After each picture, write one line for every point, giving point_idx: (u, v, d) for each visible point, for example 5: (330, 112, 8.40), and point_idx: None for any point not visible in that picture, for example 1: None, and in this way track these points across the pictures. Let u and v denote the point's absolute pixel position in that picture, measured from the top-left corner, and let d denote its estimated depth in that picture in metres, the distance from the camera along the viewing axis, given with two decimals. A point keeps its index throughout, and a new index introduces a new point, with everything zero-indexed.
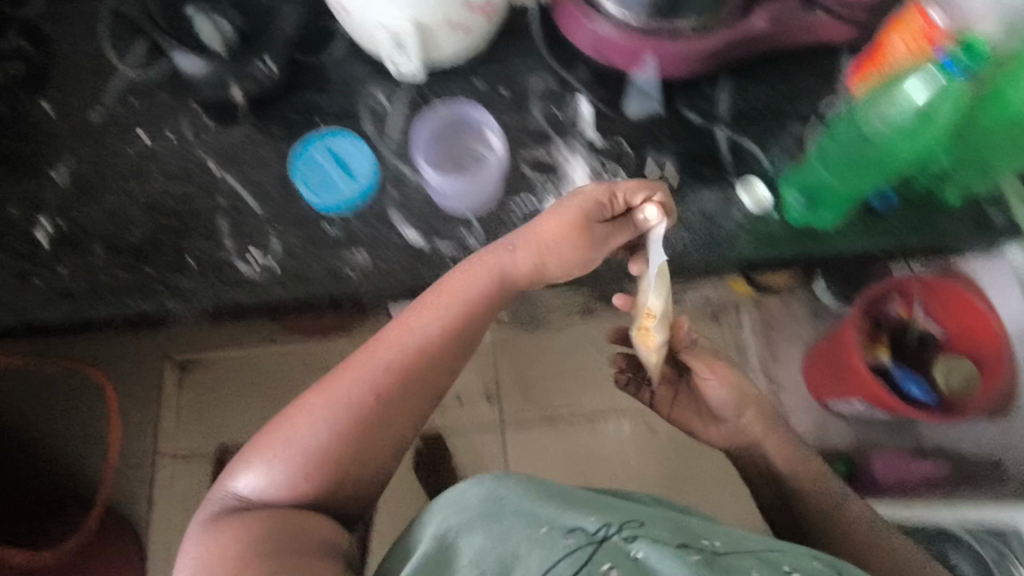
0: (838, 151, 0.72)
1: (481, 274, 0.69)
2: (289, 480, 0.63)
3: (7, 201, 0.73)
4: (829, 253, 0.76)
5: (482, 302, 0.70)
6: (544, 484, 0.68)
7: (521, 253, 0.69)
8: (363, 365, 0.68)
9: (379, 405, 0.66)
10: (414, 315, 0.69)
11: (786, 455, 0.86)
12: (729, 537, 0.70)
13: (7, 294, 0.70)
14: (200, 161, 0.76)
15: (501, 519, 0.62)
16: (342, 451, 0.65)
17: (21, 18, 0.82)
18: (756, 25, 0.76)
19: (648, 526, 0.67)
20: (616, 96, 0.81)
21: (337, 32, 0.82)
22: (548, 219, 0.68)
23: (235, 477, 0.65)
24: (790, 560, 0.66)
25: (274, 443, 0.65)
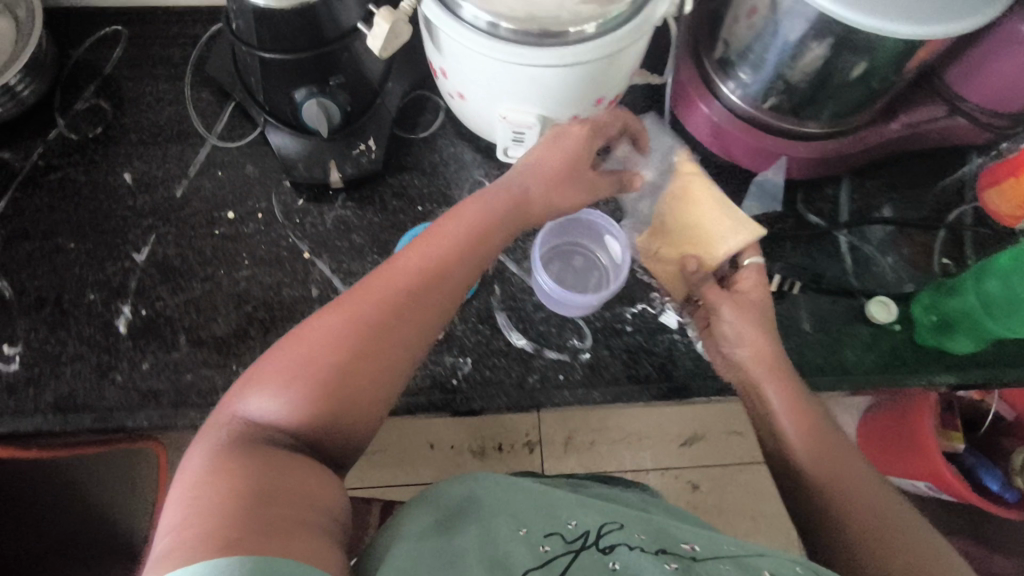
0: (1004, 290, 0.62)
1: (490, 208, 0.56)
2: (309, 403, 0.45)
3: (86, 284, 0.68)
4: (965, 381, 0.70)
5: (492, 232, 0.56)
6: (526, 492, 0.55)
7: (525, 178, 0.59)
8: (378, 287, 0.49)
9: (388, 330, 0.48)
10: (425, 244, 0.53)
11: (817, 442, 0.58)
12: (708, 539, 0.53)
13: (85, 391, 0.64)
14: (292, 246, 0.71)
15: (481, 526, 0.50)
16: (365, 388, 0.47)
17: (101, 76, 0.76)
18: (896, 129, 0.70)
19: (629, 530, 0.52)
20: (732, 192, 0.76)
21: (438, 108, 0.78)
22: (570, 132, 0.60)
23: (239, 402, 0.45)
24: (769, 565, 0.49)
25: (291, 367, 0.46)
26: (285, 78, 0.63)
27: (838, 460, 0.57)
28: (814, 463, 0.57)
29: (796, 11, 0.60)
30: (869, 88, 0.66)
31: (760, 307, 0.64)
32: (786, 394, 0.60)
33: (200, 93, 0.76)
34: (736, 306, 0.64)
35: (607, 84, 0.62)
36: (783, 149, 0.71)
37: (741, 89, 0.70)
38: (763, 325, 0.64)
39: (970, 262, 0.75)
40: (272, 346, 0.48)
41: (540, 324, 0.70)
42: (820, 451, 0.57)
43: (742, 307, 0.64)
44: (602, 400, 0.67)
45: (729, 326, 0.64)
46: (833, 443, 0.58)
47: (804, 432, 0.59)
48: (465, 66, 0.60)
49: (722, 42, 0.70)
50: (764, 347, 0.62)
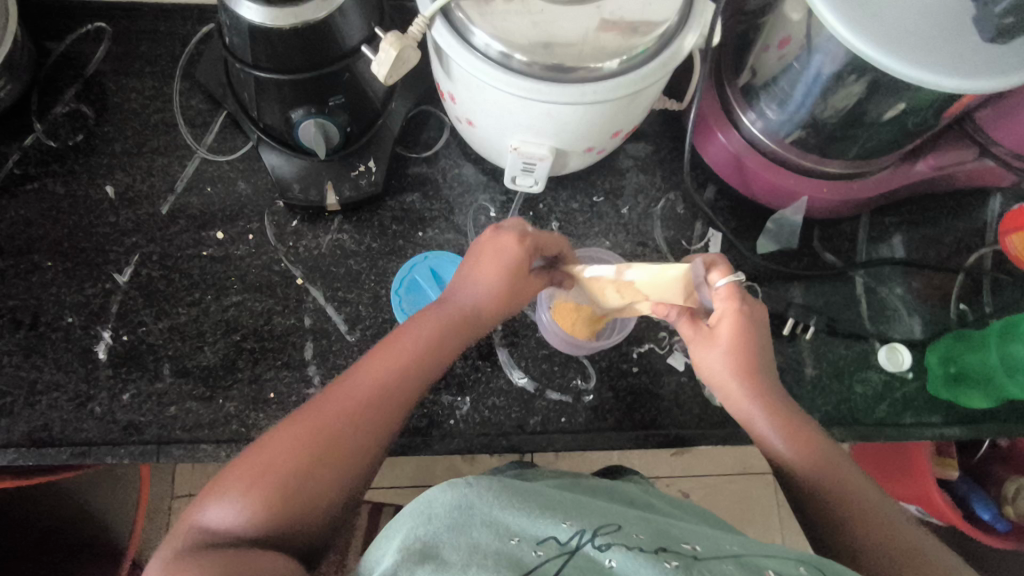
0: None
1: (441, 319, 0.55)
2: (266, 509, 0.43)
3: (64, 306, 0.64)
4: (976, 433, 0.68)
5: (450, 338, 0.54)
6: (516, 485, 0.50)
7: (471, 288, 0.56)
8: (340, 394, 0.49)
9: (347, 434, 0.47)
10: (388, 350, 0.52)
11: (805, 444, 0.55)
12: (709, 540, 0.49)
13: (62, 422, 0.61)
14: (284, 271, 0.67)
15: (471, 532, 0.44)
16: (321, 492, 0.45)
17: (82, 78, 0.72)
18: (922, 170, 0.67)
19: (627, 531, 0.48)
20: (747, 227, 0.73)
21: (443, 126, 0.74)
22: (512, 242, 0.57)
23: (197, 513, 0.43)
24: (773, 565, 0.46)
25: (248, 474, 0.44)
26: (282, 97, 0.59)
27: (834, 471, 0.54)
28: (807, 474, 0.54)
29: (826, 47, 0.57)
30: (900, 129, 0.63)
31: (738, 342, 0.57)
32: (768, 413, 0.56)
33: (189, 100, 0.72)
34: (701, 347, 0.59)
35: (626, 120, 0.59)
36: (808, 191, 0.67)
37: (762, 120, 0.67)
38: (739, 356, 0.57)
39: (987, 308, 0.72)
40: (234, 457, 0.46)
41: (544, 362, 0.67)
42: (817, 468, 0.54)
43: (715, 347, 0.58)
44: (605, 444, 0.65)
45: (705, 359, 0.59)
46: (814, 441, 0.56)
47: (796, 446, 0.55)
48: (476, 95, 0.57)
49: (748, 71, 0.67)
50: (743, 372, 0.57)
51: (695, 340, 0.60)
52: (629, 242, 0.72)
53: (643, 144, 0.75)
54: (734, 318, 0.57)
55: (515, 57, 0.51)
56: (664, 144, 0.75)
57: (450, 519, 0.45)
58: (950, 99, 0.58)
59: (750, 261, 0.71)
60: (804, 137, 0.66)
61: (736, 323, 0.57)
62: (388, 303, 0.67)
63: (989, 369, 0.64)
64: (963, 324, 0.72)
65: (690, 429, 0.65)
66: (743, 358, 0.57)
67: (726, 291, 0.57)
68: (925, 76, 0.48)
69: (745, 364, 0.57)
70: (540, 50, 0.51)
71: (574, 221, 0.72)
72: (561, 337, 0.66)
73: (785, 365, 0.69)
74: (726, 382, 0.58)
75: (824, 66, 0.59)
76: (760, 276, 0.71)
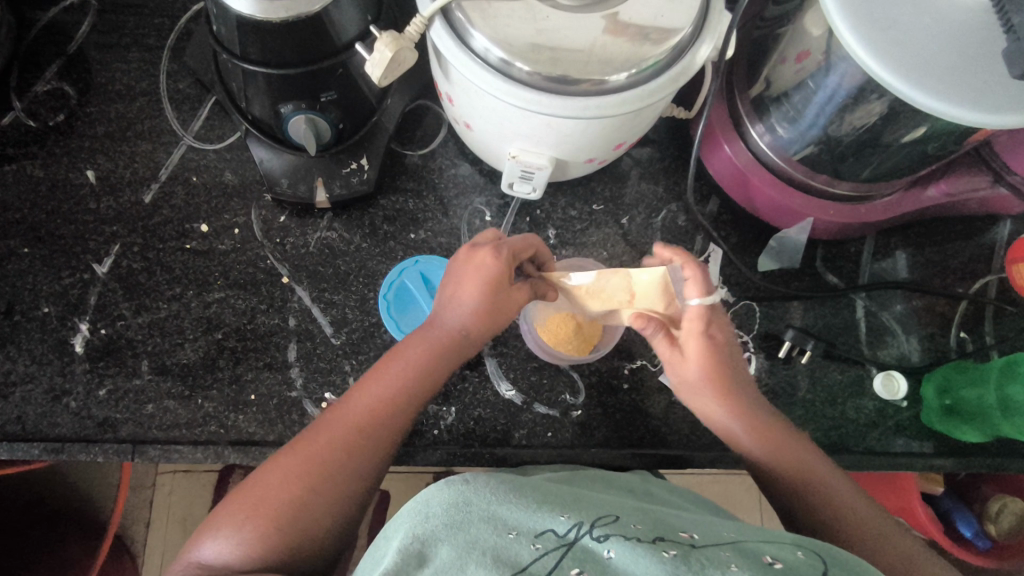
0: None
1: (423, 347, 0.55)
2: (252, 543, 0.45)
3: (40, 295, 0.62)
4: (967, 465, 0.67)
5: (434, 366, 0.54)
6: (513, 480, 0.49)
7: (453, 309, 0.55)
8: (329, 426, 0.51)
9: (329, 466, 0.49)
10: (370, 381, 0.53)
11: (790, 454, 0.56)
12: (708, 528, 0.49)
13: (36, 416, 0.59)
14: (270, 269, 0.65)
15: (468, 529, 0.43)
16: (305, 522, 0.47)
17: (65, 55, 0.69)
18: (932, 196, 0.65)
19: (624, 521, 0.47)
20: (749, 244, 0.71)
21: (441, 122, 0.71)
22: (485, 261, 0.55)
23: (194, 549, 0.47)
24: (770, 549, 0.45)
25: (237, 510, 0.47)
26: (272, 90, 0.56)
27: (797, 460, 0.56)
28: (777, 467, 0.55)
29: (840, 67, 0.55)
30: (914, 154, 0.60)
31: (710, 353, 0.57)
32: (741, 420, 0.57)
33: (176, 83, 0.69)
34: (676, 366, 0.58)
35: (631, 132, 0.57)
36: (813, 212, 0.65)
37: (770, 135, 0.64)
38: (717, 369, 0.57)
39: (988, 337, 0.71)
40: (230, 490, 0.50)
41: (533, 374, 0.65)
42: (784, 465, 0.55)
43: (687, 362, 0.58)
44: (591, 462, 0.64)
45: (679, 372, 0.58)
46: (782, 436, 0.57)
47: (777, 457, 0.56)
48: (474, 100, 0.54)
49: (761, 82, 0.64)
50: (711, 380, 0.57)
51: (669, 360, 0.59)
52: (627, 253, 0.70)
53: (647, 151, 0.73)
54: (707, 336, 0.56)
55: (515, 65, 0.48)
56: (668, 152, 0.73)
57: (447, 517, 0.44)
58: (969, 128, 0.56)
59: (749, 279, 0.70)
60: (815, 155, 0.64)
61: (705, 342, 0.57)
62: (376, 307, 0.65)
63: (985, 406, 0.63)
64: (962, 352, 0.70)
65: (678, 450, 0.64)
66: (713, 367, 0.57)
67: (697, 312, 0.56)
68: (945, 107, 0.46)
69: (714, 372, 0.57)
70: (543, 59, 0.48)
71: (572, 228, 0.70)
72: (547, 350, 0.64)
73: (779, 388, 0.67)
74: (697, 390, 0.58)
75: (839, 85, 0.56)
76: (759, 294, 0.69)
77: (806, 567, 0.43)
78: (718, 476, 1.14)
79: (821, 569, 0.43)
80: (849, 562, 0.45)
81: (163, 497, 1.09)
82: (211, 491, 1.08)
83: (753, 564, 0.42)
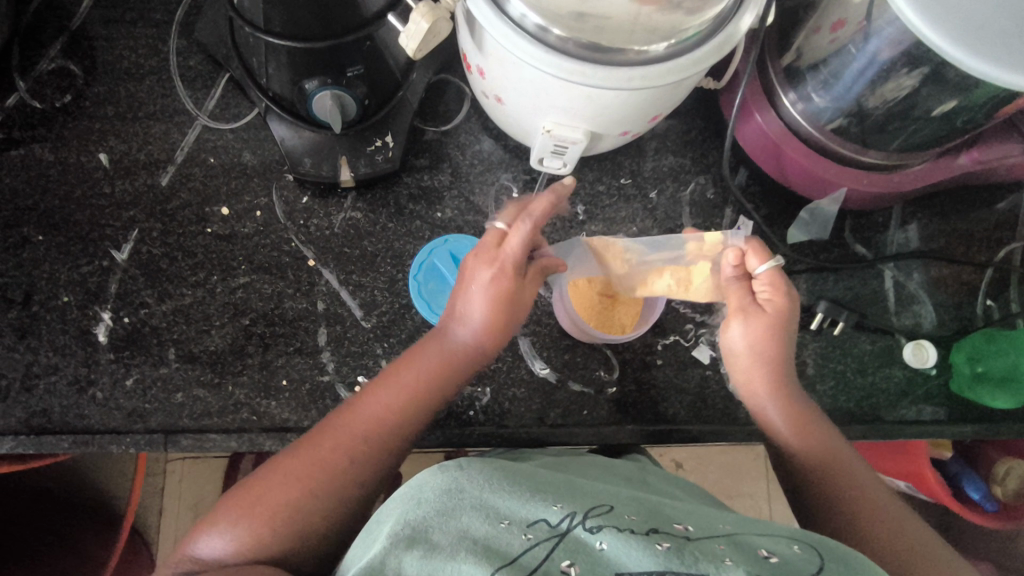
0: None
1: (432, 359, 0.53)
2: (251, 539, 0.44)
3: (58, 284, 0.60)
4: (994, 432, 0.68)
5: (442, 380, 0.53)
6: (507, 468, 0.48)
7: (462, 319, 0.54)
8: (336, 432, 0.49)
9: (335, 471, 0.48)
10: (379, 389, 0.52)
11: (808, 427, 0.56)
12: (702, 519, 0.47)
13: (62, 408, 0.58)
14: (295, 252, 0.63)
15: (458, 517, 0.42)
16: (304, 522, 0.46)
17: (68, 31, 0.65)
18: (963, 164, 0.64)
19: (618, 512, 0.45)
20: (778, 217, 0.70)
21: (463, 97, 0.69)
22: (493, 271, 0.53)
23: (193, 542, 0.45)
24: (766, 543, 0.43)
25: (238, 504, 0.46)
26: (295, 66, 0.54)
27: (811, 433, 0.56)
28: (789, 437, 0.56)
29: (885, 31, 0.54)
30: (951, 123, 0.60)
31: (774, 322, 0.57)
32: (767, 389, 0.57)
33: (187, 60, 0.66)
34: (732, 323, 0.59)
35: (666, 104, 0.55)
36: (846, 181, 0.64)
37: (804, 103, 0.63)
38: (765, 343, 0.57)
39: (1014, 305, 0.71)
40: (232, 486, 0.49)
41: (567, 352, 0.65)
42: (799, 441, 0.55)
43: (747, 325, 0.58)
44: (628, 439, 0.63)
45: (729, 333, 0.59)
46: (804, 411, 0.57)
47: (799, 433, 0.56)
48: (509, 71, 0.52)
49: (794, 51, 0.63)
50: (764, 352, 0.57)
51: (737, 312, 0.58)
52: (657, 227, 0.69)
53: (673, 123, 0.71)
54: (776, 304, 0.57)
55: (554, 32, 0.47)
56: (695, 124, 0.72)
57: (438, 504, 0.43)
58: (1010, 96, 0.55)
59: (779, 252, 0.69)
60: (847, 125, 0.63)
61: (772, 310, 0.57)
62: (405, 288, 0.63)
63: (1020, 371, 0.65)
64: (989, 321, 0.71)
65: (714, 424, 0.64)
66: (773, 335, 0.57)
67: (768, 275, 0.57)
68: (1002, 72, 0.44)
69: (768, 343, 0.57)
70: (587, 28, 0.46)
71: (600, 204, 0.69)
72: (576, 326, 0.64)
73: (811, 361, 0.67)
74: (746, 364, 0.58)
75: (880, 51, 0.56)
76: (790, 267, 0.69)
77: (803, 561, 0.41)
78: (728, 449, 1.13)
79: (818, 564, 0.41)
80: (846, 554, 0.43)
81: (173, 485, 1.06)
82: (222, 475, 1.06)
83: (748, 557, 0.40)
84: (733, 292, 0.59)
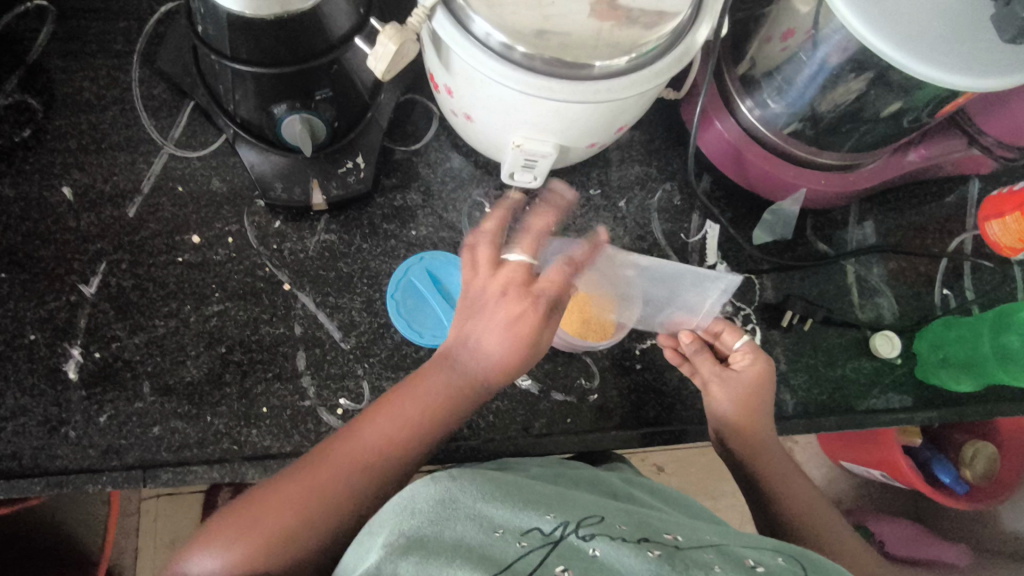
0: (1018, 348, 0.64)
1: (439, 389, 0.52)
2: (241, 564, 0.44)
3: (24, 322, 0.59)
4: (959, 415, 0.71)
5: (450, 410, 0.52)
6: (500, 478, 0.48)
7: (477, 354, 0.53)
8: (339, 455, 0.49)
9: (333, 494, 0.47)
10: (387, 417, 0.51)
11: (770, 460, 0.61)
12: (689, 530, 0.48)
13: (33, 450, 0.56)
14: (269, 277, 0.63)
15: (453, 525, 0.42)
16: (298, 544, 0.45)
17: (25, 65, 0.64)
18: (912, 161, 0.68)
19: (610, 522, 0.45)
20: (743, 220, 0.73)
21: (431, 116, 0.70)
22: (522, 304, 0.52)
23: (184, 560, 0.45)
24: (752, 553, 0.44)
25: (233, 527, 0.45)
26: (263, 91, 0.54)
27: (771, 463, 0.61)
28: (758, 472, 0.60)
29: (833, 38, 0.56)
30: (898, 123, 0.63)
31: (755, 383, 0.61)
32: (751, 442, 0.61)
33: (150, 90, 0.66)
34: (721, 389, 0.61)
35: (631, 115, 0.57)
36: (805, 182, 0.67)
37: (761, 109, 0.66)
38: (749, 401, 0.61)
39: (968, 293, 0.75)
40: (224, 510, 0.48)
41: (548, 362, 0.65)
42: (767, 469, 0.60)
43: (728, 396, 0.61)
44: (611, 445, 0.64)
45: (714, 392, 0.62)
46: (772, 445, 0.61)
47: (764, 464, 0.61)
48: (477, 89, 0.53)
49: (747, 60, 0.66)
50: (746, 407, 0.61)
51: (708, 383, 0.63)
52: (628, 234, 0.71)
53: (637, 134, 0.73)
54: (757, 375, 0.61)
55: (518, 48, 0.48)
56: (658, 133, 0.74)
57: (433, 513, 0.42)
58: (949, 96, 0.58)
59: (746, 253, 0.72)
60: (802, 129, 0.65)
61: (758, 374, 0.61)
62: (383, 307, 0.63)
63: (980, 357, 0.67)
64: (946, 309, 0.74)
65: (695, 424, 0.65)
66: (756, 397, 0.61)
67: (747, 348, 0.62)
68: (943, 75, 0.47)
69: (750, 401, 0.61)
70: (552, 45, 0.47)
71: (571, 214, 0.70)
72: (560, 338, 0.64)
73: (777, 357, 0.69)
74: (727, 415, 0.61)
75: (829, 57, 0.58)
76: (754, 266, 0.72)
77: (788, 573, 0.43)
78: (706, 449, 1.15)
79: None
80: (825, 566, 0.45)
81: (147, 525, 1.03)
82: (198, 512, 1.03)
83: (737, 569, 0.42)
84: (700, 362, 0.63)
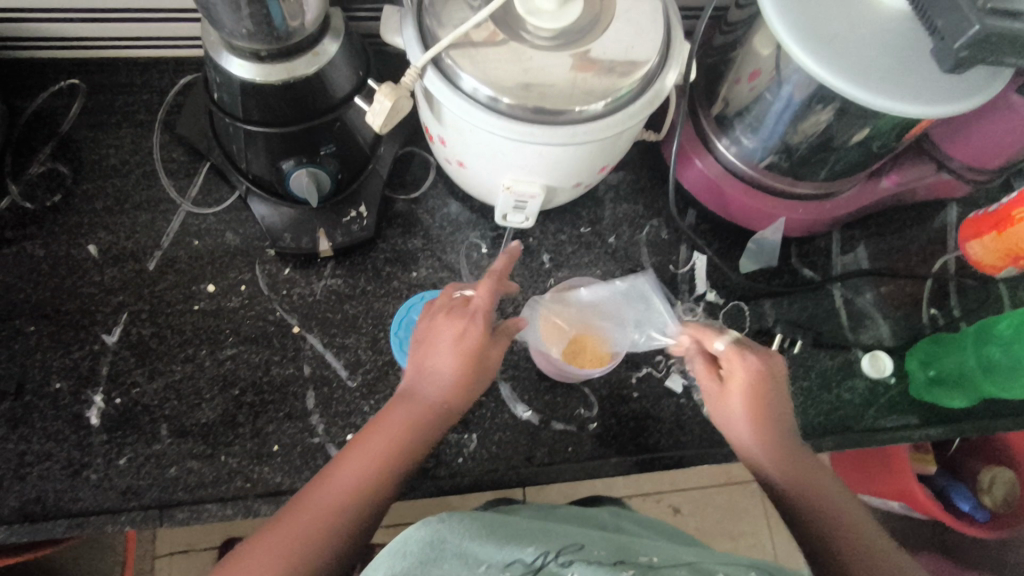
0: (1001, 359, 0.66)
1: (401, 421, 0.54)
2: None
3: (50, 372, 0.62)
4: (955, 431, 0.72)
5: (414, 436, 0.54)
6: (484, 513, 0.48)
7: (431, 378, 0.56)
8: (312, 500, 0.50)
9: (315, 534, 0.48)
10: (355, 454, 0.52)
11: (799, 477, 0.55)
12: (667, 551, 0.49)
13: (55, 494, 0.58)
14: (279, 321, 0.66)
15: (442, 565, 0.42)
16: None
17: (58, 137, 0.71)
18: (886, 187, 0.72)
19: (589, 548, 0.47)
20: (729, 250, 0.76)
21: (429, 166, 0.75)
22: (462, 325, 0.56)
23: None
24: (725, 569, 0.46)
25: None
26: (272, 149, 0.60)
27: (808, 476, 0.55)
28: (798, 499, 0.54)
29: (793, 78, 0.60)
30: (866, 151, 0.66)
31: (751, 381, 0.58)
32: (767, 449, 0.56)
33: (169, 153, 0.71)
34: (719, 400, 0.59)
35: (610, 155, 0.61)
36: (784, 211, 0.71)
37: (736, 146, 0.70)
38: (754, 401, 0.57)
39: (956, 311, 0.77)
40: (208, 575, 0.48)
41: (547, 393, 0.67)
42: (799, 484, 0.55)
43: (730, 394, 0.58)
44: (613, 472, 0.66)
45: (717, 402, 0.59)
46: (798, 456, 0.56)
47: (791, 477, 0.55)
48: (466, 137, 0.58)
49: (721, 101, 0.70)
50: (750, 411, 0.57)
51: (711, 394, 0.60)
52: (619, 269, 0.74)
53: (624, 174, 0.78)
54: (752, 367, 0.58)
55: (502, 100, 0.52)
56: (643, 173, 0.78)
57: (421, 554, 0.42)
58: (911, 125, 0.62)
59: (734, 282, 0.74)
60: (777, 162, 0.69)
61: (752, 370, 0.58)
62: (387, 345, 0.66)
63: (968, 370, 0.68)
64: (935, 328, 0.76)
65: (695, 449, 0.67)
66: (758, 395, 0.57)
67: (730, 348, 0.59)
68: (898, 109, 0.51)
69: (755, 402, 0.57)
70: (533, 95, 0.52)
71: (564, 251, 0.74)
72: (556, 369, 0.67)
73: None
74: (734, 426, 0.58)
75: (793, 94, 0.62)
76: (744, 294, 0.74)
77: None
78: (720, 487, 1.14)
79: None
80: None
81: None
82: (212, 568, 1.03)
83: None
84: (701, 373, 0.61)
